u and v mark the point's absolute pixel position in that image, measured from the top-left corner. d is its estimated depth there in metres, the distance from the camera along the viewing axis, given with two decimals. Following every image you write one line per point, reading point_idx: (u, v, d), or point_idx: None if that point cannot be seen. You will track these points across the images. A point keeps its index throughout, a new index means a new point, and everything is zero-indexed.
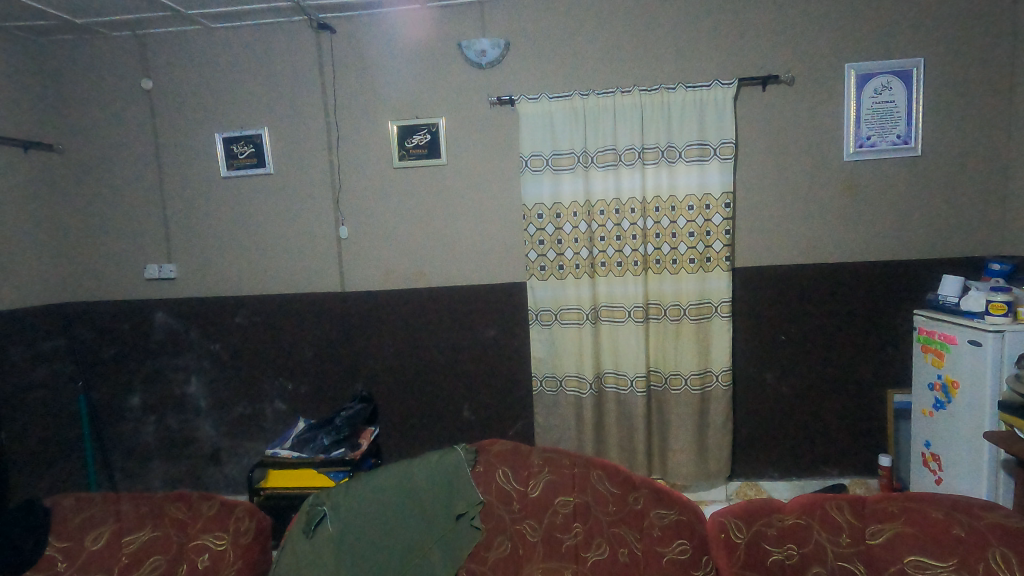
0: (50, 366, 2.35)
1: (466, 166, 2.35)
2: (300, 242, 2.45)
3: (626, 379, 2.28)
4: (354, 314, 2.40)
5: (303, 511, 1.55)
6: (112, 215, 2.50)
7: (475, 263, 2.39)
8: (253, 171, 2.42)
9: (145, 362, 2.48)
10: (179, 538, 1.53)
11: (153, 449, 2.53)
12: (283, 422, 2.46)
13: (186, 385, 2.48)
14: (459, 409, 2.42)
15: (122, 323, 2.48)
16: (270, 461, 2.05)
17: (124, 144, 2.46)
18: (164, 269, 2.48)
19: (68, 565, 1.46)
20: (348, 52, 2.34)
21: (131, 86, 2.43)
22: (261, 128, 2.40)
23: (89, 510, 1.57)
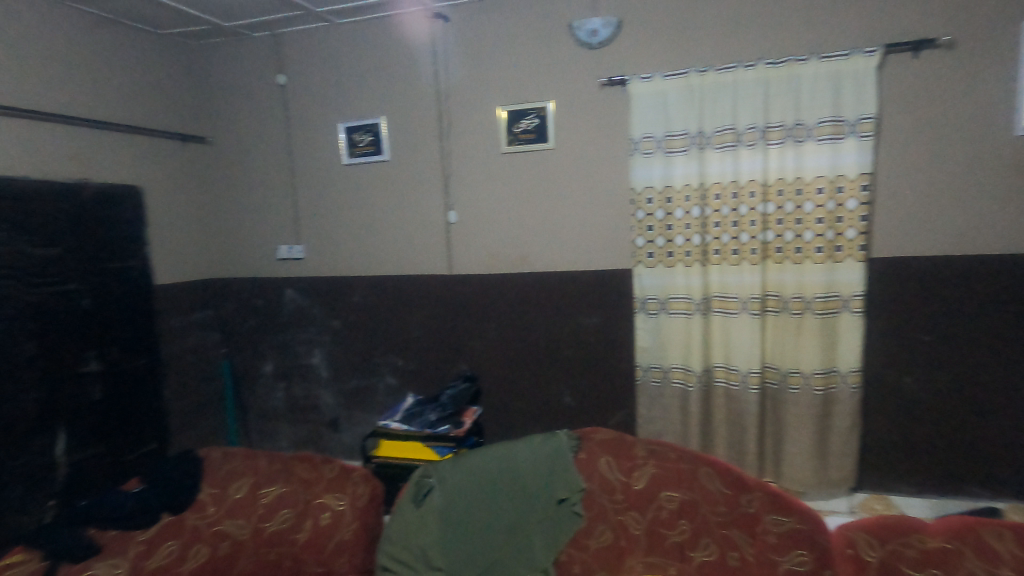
0: (199, 335, 2.69)
1: (575, 149, 2.31)
2: (413, 227, 2.56)
3: (738, 373, 2.15)
4: (460, 296, 2.48)
5: (412, 481, 1.62)
6: (250, 200, 2.77)
7: (580, 249, 2.36)
8: (371, 159, 2.56)
9: (276, 334, 2.74)
10: (304, 496, 1.69)
11: (281, 413, 2.79)
12: (394, 396, 2.61)
13: (310, 357, 2.70)
14: (560, 395, 2.42)
15: (257, 298, 2.76)
16: (382, 432, 2.16)
17: (261, 135, 2.71)
18: (293, 250, 2.72)
19: (216, 509, 1.65)
20: (461, 40, 2.38)
21: (267, 83, 2.66)
22: (379, 117, 2.52)
23: (232, 464, 1.77)
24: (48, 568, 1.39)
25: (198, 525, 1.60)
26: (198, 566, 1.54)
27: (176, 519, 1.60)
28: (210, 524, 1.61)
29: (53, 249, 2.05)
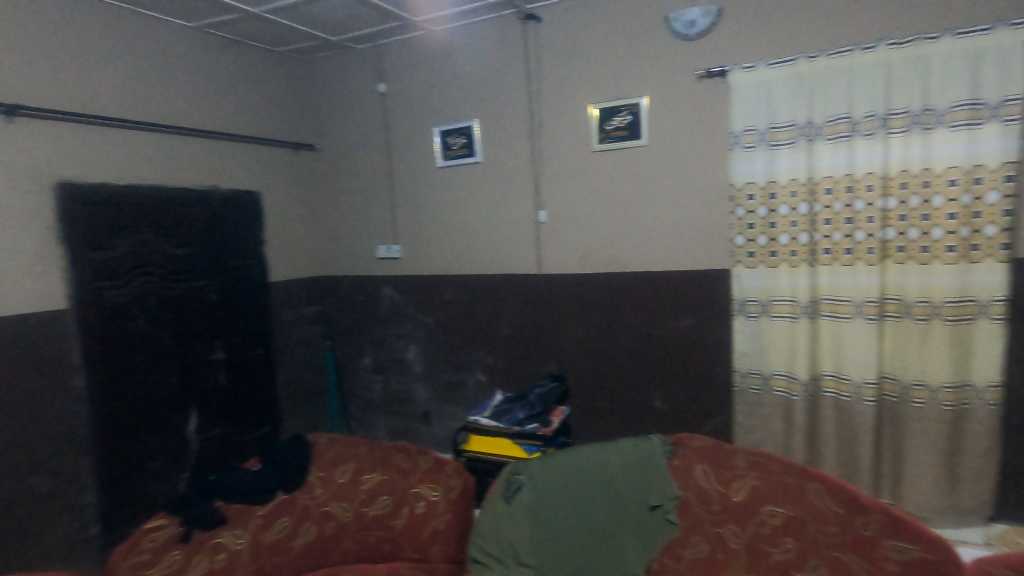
0: (307, 328, 2.90)
1: (669, 145, 2.24)
2: (504, 226, 2.60)
3: (850, 384, 1.99)
4: (549, 295, 2.48)
5: (502, 477, 1.65)
6: (353, 203, 2.94)
7: (674, 248, 2.28)
8: (464, 161, 2.63)
9: (374, 329, 2.89)
10: (402, 484, 1.78)
11: (379, 404, 2.94)
12: (483, 392, 2.67)
13: (405, 351, 2.83)
14: (651, 398, 2.36)
15: (358, 295, 2.93)
16: (472, 426, 2.20)
17: (363, 141, 2.87)
18: (391, 249, 2.86)
19: (323, 491, 1.76)
20: (553, 40, 2.38)
21: (369, 91, 2.82)
22: (472, 120, 2.59)
23: (338, 449, 1.89)
24: (184, 532, 1.58)
25: (307, 504, 1.72)
26: (308, 544, 1.66)
27: (288, 497, 1.72)
28: (318, 504, 1.73)
29: (187, 249, 2.30)
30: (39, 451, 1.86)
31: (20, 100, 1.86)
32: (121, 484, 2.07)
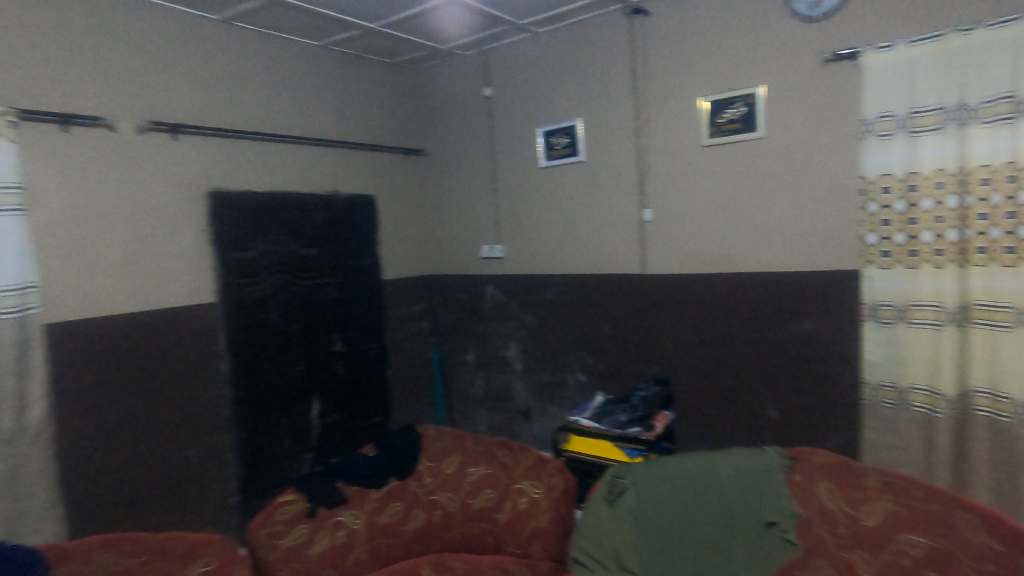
0: (415, 324, 3.05)
1: (790, 137, 2.09)
2: (606, 226, 2.56)
3: (1011, 403, 1.71)
4: (654, 296, 2.41)
5: (605, 479, 1.63)
6: (459, 204, 3.05)
7: (794, 247, 2.12)
8: (568, 161, 2.63)
9: (477, 327, 2.98)
10: (505, 479, 1.82)
11: (481, 399, 3.02)
12: (584, 393, 2.65)
13: (507, 349, 2.88)
14: (764, 407, 2.21)
15: (463, 293, 3.03)
16: (572, 426, 2.20)
17: (469, 144, 2.96)
18: (494, 249, 2.92)
19: (431, 480, 1.84)
20: (661, 32, 2.31)
21: (475, 96, 2.90)
22: (576, 119, 2.58)
23: (445, 440, 1.96)
24: (310, 509, 1.72)
25: (417, 491, 1.82)
26: (418, 529, 1.77)
27: (401, 484, 1.82)
28: (427, 492, 1.82)
29: (312, 250, 2.51)
30: (194, 425, 2.12)
31: (181, 119, 2.13)
32: (257, 460, 2.32)
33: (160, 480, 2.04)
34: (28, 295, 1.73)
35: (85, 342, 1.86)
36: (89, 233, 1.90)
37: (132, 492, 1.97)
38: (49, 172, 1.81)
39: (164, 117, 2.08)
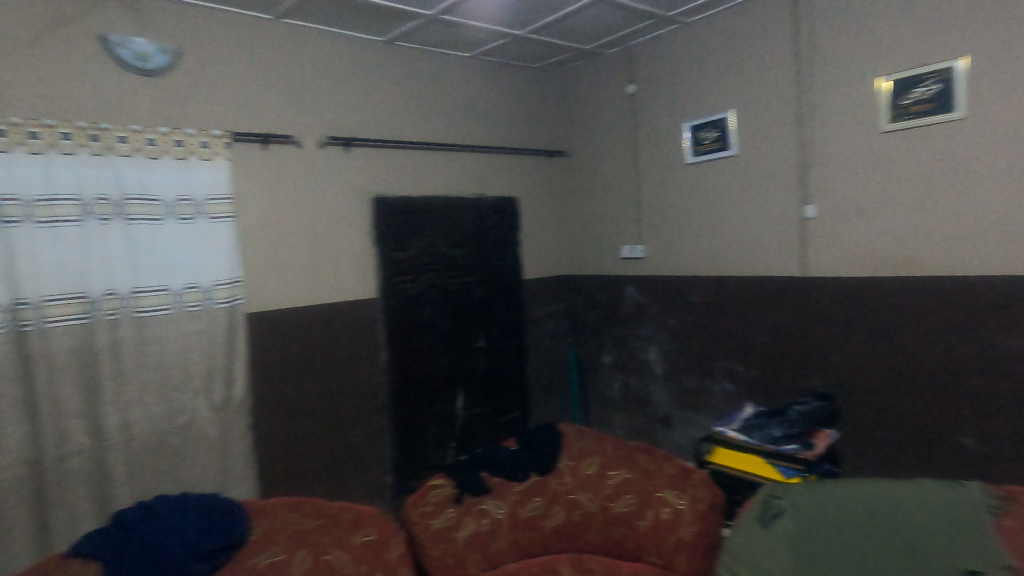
0: (554, 324, 3.09)
1: (1001, 115, 1.76)
2: (761, 225, 2.37)
3: None
4: (817, 301, 2.18)
5: (758, 498, 1.52)
6: (599, 204, 3.03)
7: (1005, 246, 1.78)
8: (718, 155, 2.48)
9: (616, 328, 2.93)
10: (647, 486, 1.80)
11: (617, 402, 2.96)
12: (731, 403, 2.47)
13: (647, 352, 2.79)
14: (960, 435, 1.88)
15: (601, 294, 3.00)
16: (717, 437, 2.07)
17: (611, 144, 2.93)
18: (635, 250, 2.85)
19: (571, 479, 1.86)
20: (832, 8, 2.09)
21: (619, 94, 2.85)
22: (727, 111, 2.42)
23: (585, 442, 1.98)
24: (458, 494, 1.82)
25: (558, 489, 1.85)
26: (557, 526, 1.80)
27: (542, 480, 1.86)
28: (567, 491, 1.84)
29: (460, 250, 2.66)
30: (358, 408, 2.36)
31: (353, 134, 2.39)
32: (408, 444, 2.51)
33: (330, 454, 2.30)
34: (236, 288, 2.05)
35: (276, 329, 2.16)
36: (282, 235, 2.20)
37: (308, 462, 2.24)
38: (254, 184, 2.13)
39: (339, 132, 2.35)
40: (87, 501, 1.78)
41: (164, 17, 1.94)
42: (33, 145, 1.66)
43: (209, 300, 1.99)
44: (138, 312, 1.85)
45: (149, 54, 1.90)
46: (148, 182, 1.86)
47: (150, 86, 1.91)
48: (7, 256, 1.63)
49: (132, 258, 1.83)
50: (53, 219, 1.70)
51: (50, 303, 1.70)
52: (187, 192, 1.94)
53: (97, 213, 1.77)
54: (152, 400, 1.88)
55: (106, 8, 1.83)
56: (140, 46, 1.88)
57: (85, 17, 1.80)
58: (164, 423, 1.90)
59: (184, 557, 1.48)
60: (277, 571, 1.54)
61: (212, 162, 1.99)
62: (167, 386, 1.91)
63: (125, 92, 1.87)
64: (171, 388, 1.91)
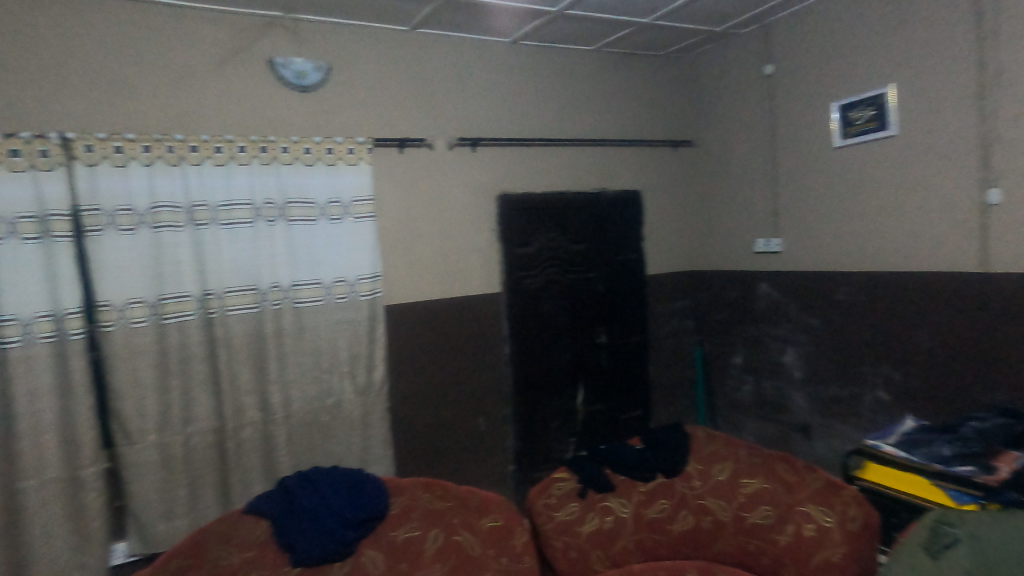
0: (678, 321, 2.97)
1: None
2: (928, 213, 2.07)
3: None
4: (1001, 301, 1.85)
5: (924, 526, 1.43)
6: (729, 195, 2.86)
7: None
8: (873, 136, 2.21)
9: (747, 328, 2.73)
10: (786, 499, 1.74)
11: (748, 406, 2.76)
12: (887, 414, 2.19)
13: (783, 354, 2.57)
14: None
15: (731, 290, 2.82)
16: (870, 451, 1.89)
17: (745, 130, 2.74)
18: (771, 243, 2.64)
19: (700, 483, 1.85)
20: None
21: (754, 76, 2.66)
22: (885, 86, 2.15)
23: (714, 446, 1.97)
24: (582, 489, 1.85)
25: (686, 493, 1.84)
26: (684, 530, 1.80)
27: (668, 482, 1.87)
28: (696, 495, 1.83)
29: (582, 245, 2.65)
30: (482, 398, 2.46)
31: (480, 133, 2.47)
32: (530, 436, 2.56)
33: (456, 440, 2.41)
34: (377, 282, 2.21)
35: (409, 320, 2.32)
36: (415, 233, 2.35)
37: (437, 446, 2.38)
38: (390, 185, 2.29)
39: (467, 133, 2.44)
40: (257, 466, 2.04)
41: (317, 37, 2.15)
42: (218, 157, 1.93)
43: (354, 292, 2.17)
44: (296, 302, 2.08)
45: (307, 72, 2.11)
46: (305, 186, 2.08)
47: (306, 100, 2.13)
48: (198, 253, 1.92)
49: (292, 254, 2.07)
50: (232, 221, 1.96)
51: (229, 293, 1.97)
52: (337, 195, 2.13)
53: (265, 215, 2.02)
54: (307, 381, 2.11)
55: (272, 34, 2.08)
56: (299, 66, 2.10)
57: (258, 44, 2.05)
58: (316, 403, 2.12)
59: (334, 523, 1.65)
60: (415, 545, 1.70)
61: (357, 167, 2.16)
62: (319, 369, 2.12)
63: (286, 107, 2.10)
64: (322, 371, 2.13)
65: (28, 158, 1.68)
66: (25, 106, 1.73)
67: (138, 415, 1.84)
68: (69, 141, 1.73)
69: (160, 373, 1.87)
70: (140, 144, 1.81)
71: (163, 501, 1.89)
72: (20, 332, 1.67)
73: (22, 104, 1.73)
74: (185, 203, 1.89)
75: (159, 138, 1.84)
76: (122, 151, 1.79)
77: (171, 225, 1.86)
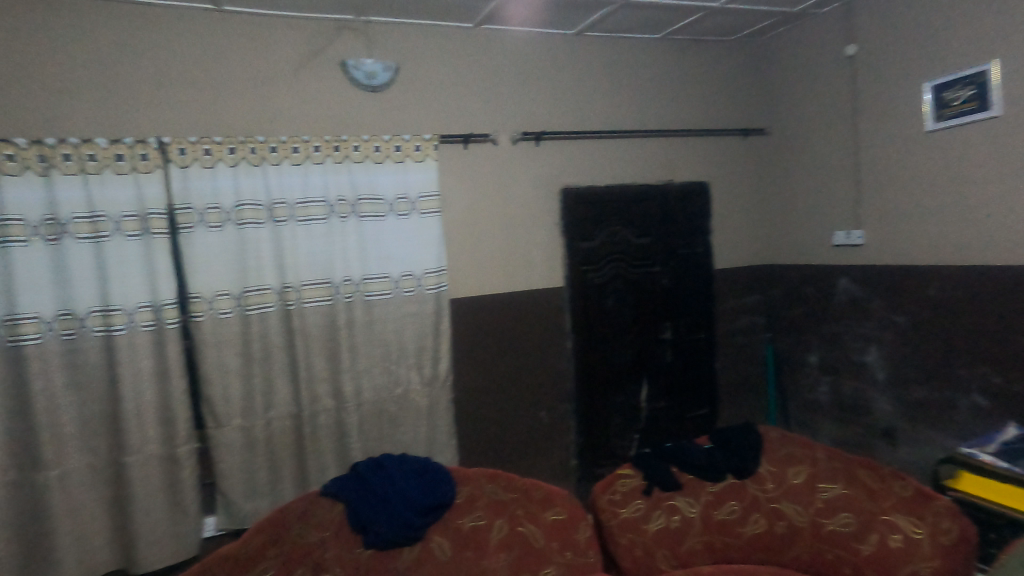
0: (748, 317, 2.86)
1: None
2: None
3: None
4: None
5: None
6: (806, 185, 2.71)
7: None
8: (972, 118, 2.01)
9: (824, 325, 2.58)
10: (870, 507, 1.73)
11: (825, 408, 2.62)
12: (985, 421, 2.01)
13: (865, 354, 2.41)
14: None
15: (807, 286, 2.68)
16: (962, 459, 1.77)
17: (824, 116, 2.58)
18: (852, 235, 2.47)
19: (774, 487, 1.90)
20: None
21: (836, 58, 2.49)
22: (988, 62, 1.96)
23: (790, 449, 2.01)
24: (646, 487, 1.92)
25: (758, 495, 1.88)
26: (756, 534, 1.82)
27: (739, 483, 1.92)
28: (769, 499, 1.87)
29: (647, 239, 2.60)
30: (545, 392, 2.46)
31: (543, 128, 2.47)
32: (593, 431, 2.55)
33: (519, 433, 2.43)
34: (443, 276, 2.26)
35: (473, 314, 2.36)
36: (479, 227, 2.38)
37: (500, 438, 2.41)
38: (455, 181, 2.33)
39: (531, 127, 2.45)
40: (331, 451, 2.14)
41: (387, 37, 2.21)
42: (295, 157, 2.02)
43: (421, 286, 2.23)
44: (367, 296, 2.16)
45: (377, 72, 2.17)
46: (375, 184, 2.15)
47: (375, 100, 2.20)
48: (278, 248, 2.03)
49: (363, 249, 2.15)
50: (308, 218, 2.06)
51: (306, 286, 2.07)
52: (405, 191, 2.18)
53: (338, 212, 2.10)
54: (377, 371, 2.19)
55: (344, 37, 2.16)
56: (369, 66, 2.16)
57: (332, 47, 2.14)
58: (385, 392, 2.20)
59: (403, 509, 1.71)
60: (481, 535, 1.75)
61: (424, 164, 2.20)
62: (388, 361, 2.20)
63: (357, 107, 2.18)
64: (391, 362, 2.21)
65: (131, 162, 1.83)
66: (127, 114, 1.89)
67: (225, 400, 1.97)
68: (165, 145, 1.87)
69: (245, 360, 2.00)
70: (226, 146, 1.93)
71: (247, 480, 2.02)
72: (125, 321, 1.83)
73: (124, 111, 1.89)
74: (266, 202, 2.01)
75: (243, 140, 1.95)
76: (211, 153, 1.92)
77: (254, 222, 1.98)
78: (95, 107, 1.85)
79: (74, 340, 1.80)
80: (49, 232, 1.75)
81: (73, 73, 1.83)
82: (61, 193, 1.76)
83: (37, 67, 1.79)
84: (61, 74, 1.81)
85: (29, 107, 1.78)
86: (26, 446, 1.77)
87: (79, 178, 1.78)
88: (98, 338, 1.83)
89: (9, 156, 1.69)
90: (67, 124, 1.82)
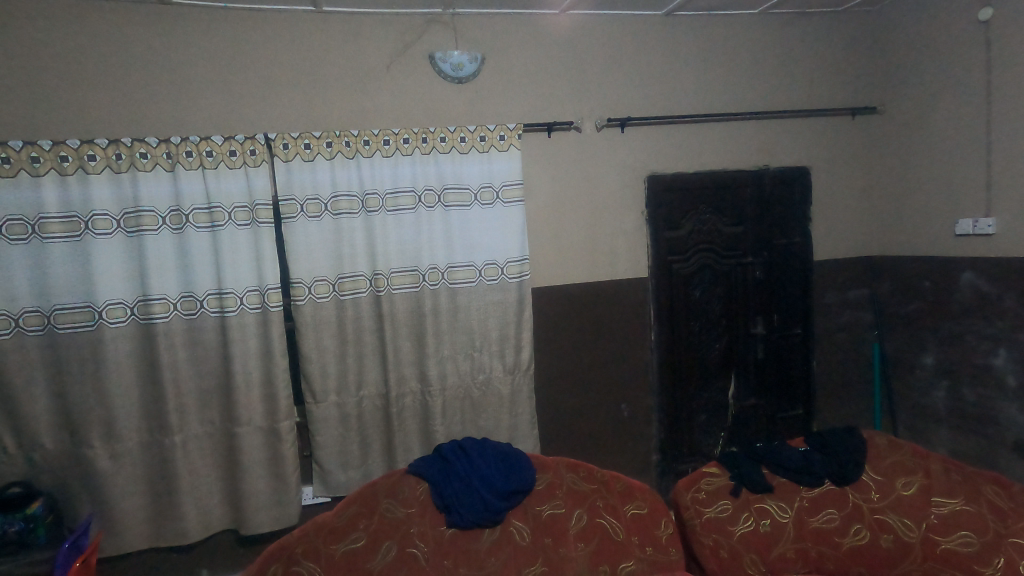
0: (852, 312, 2.64)
1: None
2: None
3: None
4: None
5: None
6: (927, 168, 2.44)
7: None
8: None
9: (944, 324, 2.32)
10: (995, 527, 1.63)
11: (942, 415, 2.37)
12: None
13: (992, 357, 2.14)
14: None
15: (925, 280, 2.42)
16: None
17: (949, 91, 2.30)
18: (981, 224, 2.20)
19: (879, 497, 1.80)
20: None
21: (967, 24, 2.20)
22: None
23: (900, 457, 1.91)
24: (734, 488, 1.87)
25: (860, 504, 1.79)
26: (857, 545, 1.72)
27: (840, 490, 1.83)
28: (873, 510, 1.77)
29: (738, 227, 2.46)
30: (627, 384, 2.42)
31: (629, 113, 2.40)
32: (675, 425, 2.48)
33: (599, 423, 2.41)
34: (525, 265, 2.27)
35: (555, 303, 2.36)
36: (562, 216, 2.37)
37: (580, 427, 2.40)
38: (539, 169, 2.33)
39: (616, 114, 2.39)
40: (417, 431, 2.23)
41: (474, 28, 2.24)
42: (385, 149, 2.10)
43: (504, 275, 2.25)
44: (452, 283, 2.21)
45: (463, 64, 2.20)
46: (461, 173, 2.19)
47: (462, 91, 2.24)
48: (369, 237, 2.13)
49: (449, 238, 2.20)
50: (397, 207, 2.14)
51: (395, 274, 2.16)
52: (489, 181, 2.21)
53: (425, 202, 2.17)
54: (461, 357, 2.24)
55: (433, 30, 2.21)
56: (456, 58, 2.19)
57: (421, 41, 2.20)
58: (468, 378, 2.25)
59: (483, 491, 1.76)
60: (560, 523, 1.77)
61: (508, 153, 2.21)
62: (471, 347, 2.25)
63: (445, 99, 2.23)
64: (474, 349, 2.25)
65: (241, 157, 1.99)
66: (240, 112, 2.05)
67: (322, 378, 2.11)
68: (271, 141, 2.01)
69: (340, 342, 2.13)
70: (324, 140, 2.05)
71: (341, 453, 2.16)
72: (236, 303, 2.00)
73: (237, 109, 2.05)
74: (359, 192, 2.11)
75: (339, 134, 2.06)
76: (310, 147, 2.04)
77: (348, 212, 2.09)
78: (212, 108, 2.03)
79: (194, 319, 2.00)
80: (175, 222, 1.95)
81: (195, 76, 2.01)
82: (183, 186, 1.95)
83: (165, 73, 1.99)
84: (185, 79, 2.00)
85: (159, 109, 1.99)
86: (156, 413, 1.99)
87: (199, 172, 1.96)
88: (214, 318, 2.02)
89: (142, 154, 1.90)
90: (189, 124, 2.02)
